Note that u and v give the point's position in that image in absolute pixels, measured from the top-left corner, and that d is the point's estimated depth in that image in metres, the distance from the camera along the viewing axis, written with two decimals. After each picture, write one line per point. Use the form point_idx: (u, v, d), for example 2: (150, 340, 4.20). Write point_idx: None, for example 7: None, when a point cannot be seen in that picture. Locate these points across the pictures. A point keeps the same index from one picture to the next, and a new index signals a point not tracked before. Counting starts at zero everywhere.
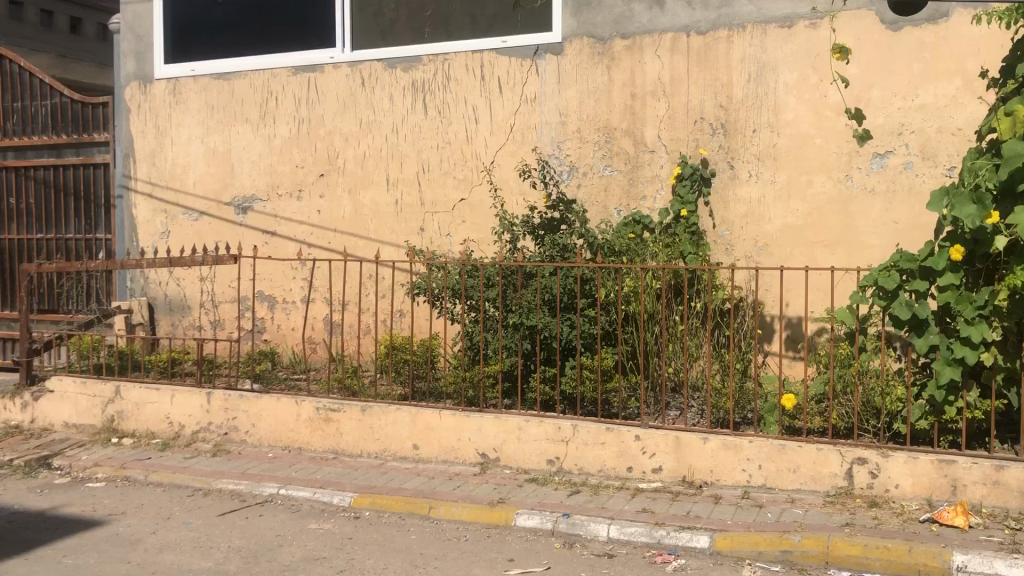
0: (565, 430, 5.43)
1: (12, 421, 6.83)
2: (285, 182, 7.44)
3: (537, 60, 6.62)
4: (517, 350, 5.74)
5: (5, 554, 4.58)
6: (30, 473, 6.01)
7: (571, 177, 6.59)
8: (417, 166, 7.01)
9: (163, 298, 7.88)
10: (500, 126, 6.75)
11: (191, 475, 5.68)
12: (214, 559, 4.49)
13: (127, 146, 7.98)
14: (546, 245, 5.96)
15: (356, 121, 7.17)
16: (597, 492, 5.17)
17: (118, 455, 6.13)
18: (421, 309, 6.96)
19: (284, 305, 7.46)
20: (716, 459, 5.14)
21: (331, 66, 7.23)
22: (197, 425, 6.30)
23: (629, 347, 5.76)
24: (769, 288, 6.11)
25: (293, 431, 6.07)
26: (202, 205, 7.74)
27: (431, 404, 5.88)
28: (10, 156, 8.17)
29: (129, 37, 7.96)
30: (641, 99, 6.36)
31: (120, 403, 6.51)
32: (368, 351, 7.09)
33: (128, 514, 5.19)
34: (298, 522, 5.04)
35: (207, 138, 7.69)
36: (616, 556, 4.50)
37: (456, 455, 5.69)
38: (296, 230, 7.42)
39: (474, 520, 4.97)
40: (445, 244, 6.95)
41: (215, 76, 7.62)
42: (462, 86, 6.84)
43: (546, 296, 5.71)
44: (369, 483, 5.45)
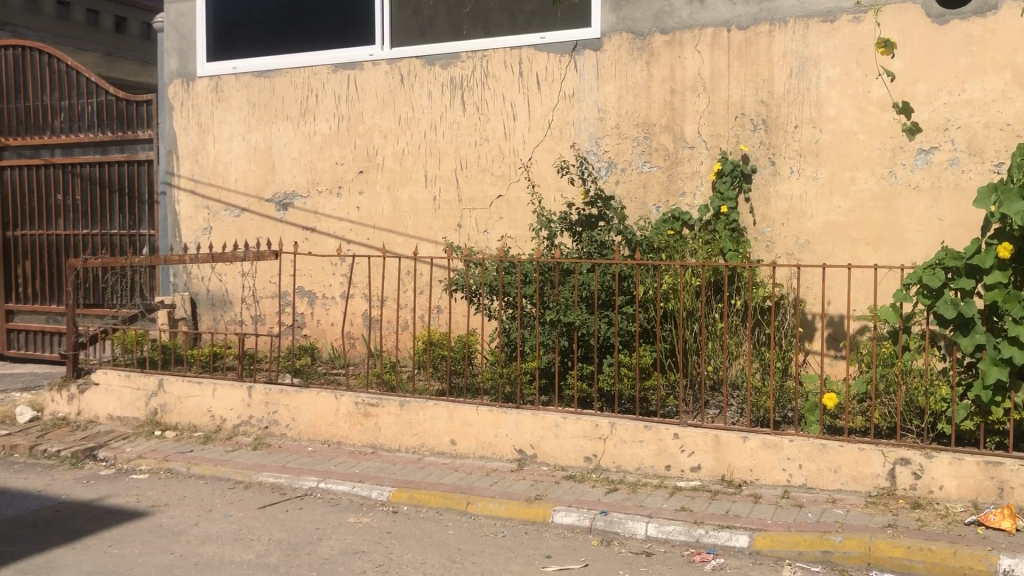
0: (602, 427, 5.41)
1: (59, 413, 6.97)
2: (324, 179, 7.50)
3: (576, 56, 6.60)
4: (554, 347, 5.72)
5: (53, 543, 4.67)
6: (76, 464, 6.13)
7: (609, 173, 6.55)
8: (456, 162, 7.03)
9: (205, 293, 7.97)
10: (538, 123, 6.74)
11: (231, 468, 5.76)
12: (255, 551, 4.54)
13: (170, 143, 8.05)
14: (583, 241, 5.94)
15: (395, 118, 7.21)
16: (635, 490, 5.14)
17: (162, 448, 6.23)
18: (459, 305, 6.99)
19: (323, 301, 7.52)
20: (756, 458, 5.10)
21: (370, 63, 7.28)
22: (238, 418, 6.38)
23: (667, 344, 5.73)
24: (811, 286, 6.04)
25: (332, 425, 6.14)
26: (243, 202, 7.83)
27: (469, 400, 5.89)
28: (58, 154, 8.47)
29: (172, 35, 8.06)
30: (681, 94, 6.32)
31: (163, 396, 6.61)
32: (406, 346, 7.14)
33: (171, 506, 5.27)
34: (337, 516, 5.08)
35: (248, 135, 7.77)
36: (654, 554, 4.48)
37: (493, 451, 5.70)
38: (335, 226, 7.48)
39: (512, 515, 4.97)
40: (483, 241, 6.95)
41: (256, 73, 7.70)
42: (500, 82, 6.84)
43: (584, 293, 5.70)
44: (407, 478, 5.48)
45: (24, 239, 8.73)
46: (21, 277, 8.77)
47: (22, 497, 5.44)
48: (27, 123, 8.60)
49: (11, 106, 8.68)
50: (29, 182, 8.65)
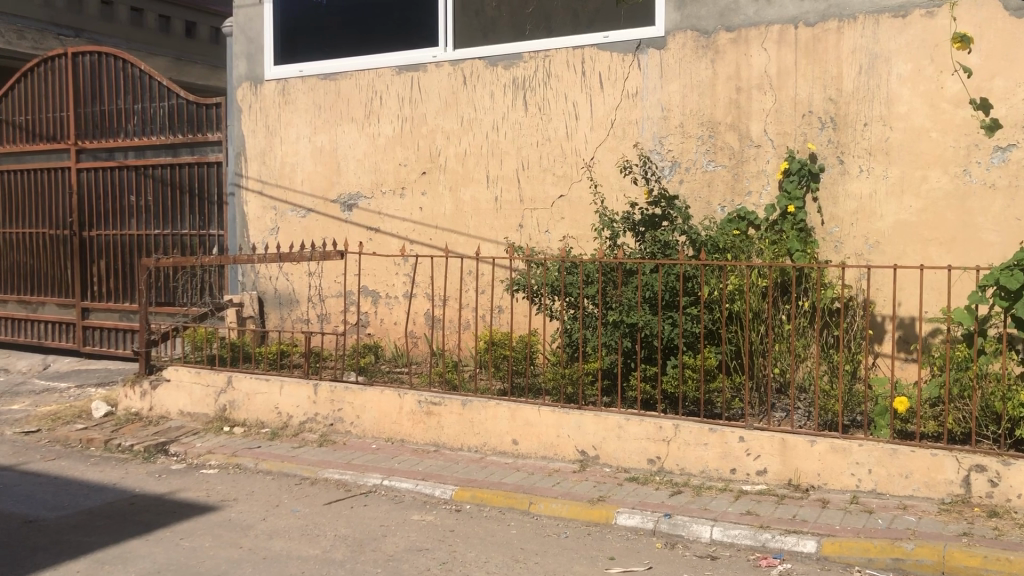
0: (666, 429, 5.37)
1: (133, 407, 7.18)
2: (388, 179, 7.58)
3: (640, 55, 6.55)
4: (617, 348, 5.69)
5: (129, 535, 4.81)
6: (148, 458, 6.29)
7: (673, 173, 6.49)
8: (518, 163, 7.04)
9: (273, 292, 8.12)
10: (600, 122, 6.71)
11: (298, 464, 5.85)
12: (321, 547, 4.61)
13: (238, 144, 8.22)
14: (646, 242, 5.89)
15: (458, 119, 7.25)
16: (700, 493, 5.09)
17: (231, 443, 6.36)
18: (521, 306, 7.00)
19: (387, 300, 7.62)
20: (824, 462, 5.00)
21: (433, 65, 7.33)
22: (304, 415, 6.49)
23: (733, 346, 5.66)
24: (881, 288, 5.91)
25: (395, 423, 6.20)
26: (309, 202, 7.95)
27: (531, 400, 5.89)
28: (132, 156, 8.72)
29: (241, 40, 8.23)
30: (746, 93, 6.23)
31: (232, 393, 6.76)
32: (468, 346, 7.18)
33: (239, 501, 5.38)
34: (401, 513, 5.12)
35: (314, 137, 7.89)
36: (719, 558, 4.42)
37: (555, 451, 5.70)
38: (399, 227, 7.56)
39: (575, 516, 4.96)
40: (545, 241, 6.95)
41: (322, 76, 7.81)
42: (563, 82, 6.82)
43: (647, 294, 5.65)
44: (470, 477, 5.51)
45: (99, 239, 9.00)
46: (96, 276, 9.05)
47: (97, 490, 5.61)
48: (102, 126, 8.88)
49: (87, 110, 8.97)
50: (103, 183, 8.92)
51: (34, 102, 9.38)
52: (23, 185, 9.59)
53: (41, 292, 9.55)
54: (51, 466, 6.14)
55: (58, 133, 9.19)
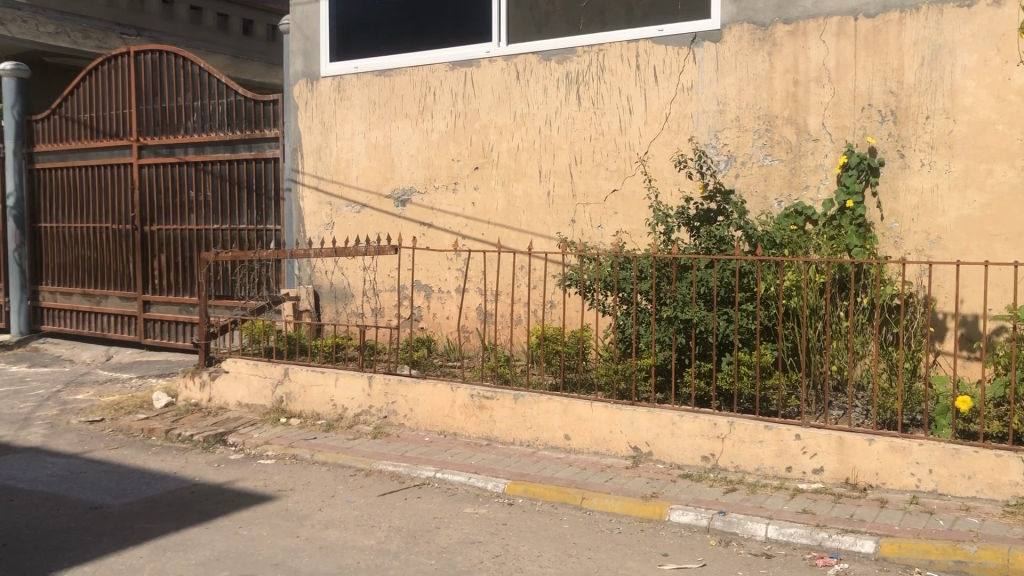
0: (721, 426, 5.32)
1: (192, 398, 7.33)
2: (441, 175, 7.62)
3: (695, 48, 6.49)
4: (671, 344, 5.64)
5: (189, 522, 4.92)
6: (208, 448, 6.42)
7: (729, 167, 6.43)
8: (571, 157, 7.02)
9: (328, 286, 8.22)
10: (655, 116, 6.66)
11: (352, 456, 5.93)
12: (376, 538, 4.66)
13: (295, 141, 8.32)
14: (701, 237, 5.83)
15: (511, 114, 7.26)
16: (755, 491, 5.04)
17: (287, 434, 6.46)
18: (573, 301, 6.99)
19: (439, 294, 7.67)
20: (882, 461, 4.91)
21: (487, 60, 7.35)
22: (359, 407, 6.57)
23: (790, 343, 5.59)
24: (943, 284, 5.79)
25: (448, 416, 6.25)
26: (364, 198, 8.03)
27: (583, 395, 5.89)
28: (191, 152, 8.89)
29: (297, 37, 8.35)
30: (804, 86, 6.13)
31: (289, 384, 6.86)
32: (519, 341, 7.19)
33: (296, 491, 5.46)
34: (455, 505, 5.16)
35: (369, 133, 7.97)
36: (774, 556, 4.38)
37: (607, 447, 5.68)
38: (452, 222, 7.60)
39: (628, 512, 4.95)
40: (597, 236, 6.92)
41: (377, 72, 7.88)
42: (617, 76, 6.79)
43: (702, 290, 5.60)
44: (522, 471, 5.52)
45: (159, 234, 9.21)
46: (157, 270, 9.26)
47: (159, 478, 5.74)
48: (163, 123, 9.09)
49: (149, 108, 9.18)
50: (164, 178, 9.12)
51: (98, 100, 9.62)
52: (86, 181, 9.84)
53: (104, 285, 9.80)
54: (114, 455, 6.30)
55: (121, 130, 9.42)
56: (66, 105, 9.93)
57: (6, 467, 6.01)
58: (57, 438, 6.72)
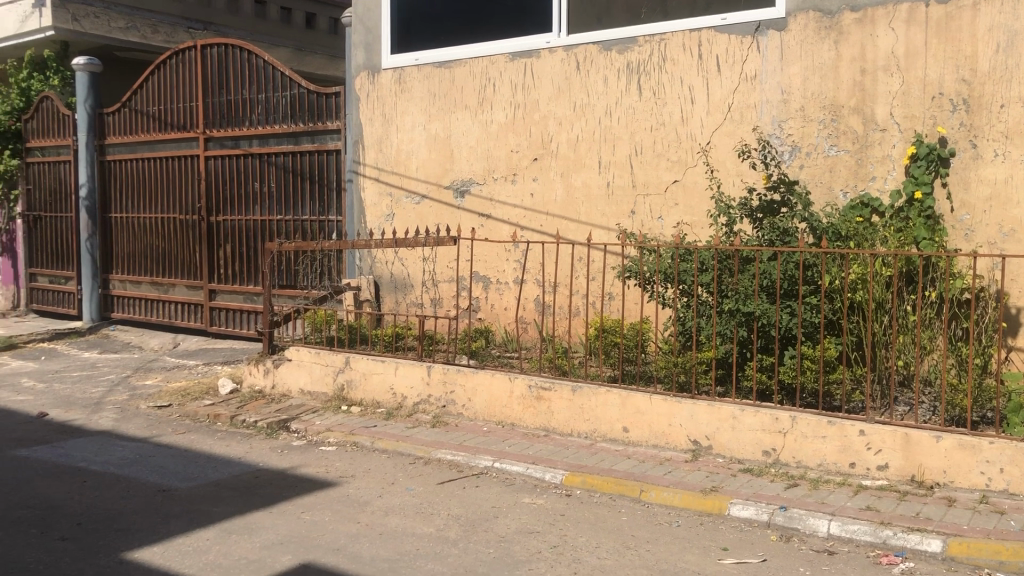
0: (782, 421, 5.24)
1: (256, 385, 7.49)
2: (500, 166, 7.64)
3: (759, 37, 6.39)
4: (732, 337, 5.58)
5: (254, 506, 5.03)
6: (271, 434, 6.55)
7: (793, 157, 6.32)
8: (631, 148, 6.98)
9: (388, 276, 8.31)
10: (717, 106, 6.58)
11: (412, 444, 5.99)
12: (435, 525, 4.71)
13: (356, 133, 8.41)
14: (764, 229, 5.74)
15: (571, 105, 7.23)
16: (817, 487, 4.96)
17: (349, 422, 6.56)
18: (633, 293, 6.95)
19: (497, 286, 7.70)
20: (950, 459, 4.80)
21: (546, 50, 7.34)
22: (418, 396, 6.64)
23: (854, 337, 5.49)
24: (1017, 277, 5.62)
25: (506, 407, 6.27)
26: (423, 189, 8.09)
27: (642, 388, 5.85)
28: (256, 144, 9.06)
29: (360, 29, 8.43)
30: (872, 74, 5.99)
31: (350, 372, 6.97)
32: (578, 333, 7.18)
33: (357, 477, 5.55)
34: (513, 495, 5.19)
35: (429, 125, 8.02)
36: (836, 553, 4.31)
37: (666, 440, 5.65)
38: (510, 213, 7.61)
39: (687, 506, 4.92)
40: (658, 227, 6.86)
41: (437, 64, 7.93)
42: (679, 66, 6.72)
43: (764, 282, 5.53)
44: (580, 462, 5.52)
45: (225, 224, 9.41)
46: (223, 260, 9.47)
47: (224, 463, 5.88)
48: (229, 116, 9.28)
49: (216, 100, 9.38)
50: (230, 170, 9.30)
51: (166, 93, 9.85)
52: (154, 172, 10.09)
53: (171, 274, 10.05)
54: (181, 439, 6.47)
55: (188, 122, 9.64)
56: (137, 98, 10.19)
57: (80, 449, 6.22)
58: (127, 422, 6.93)
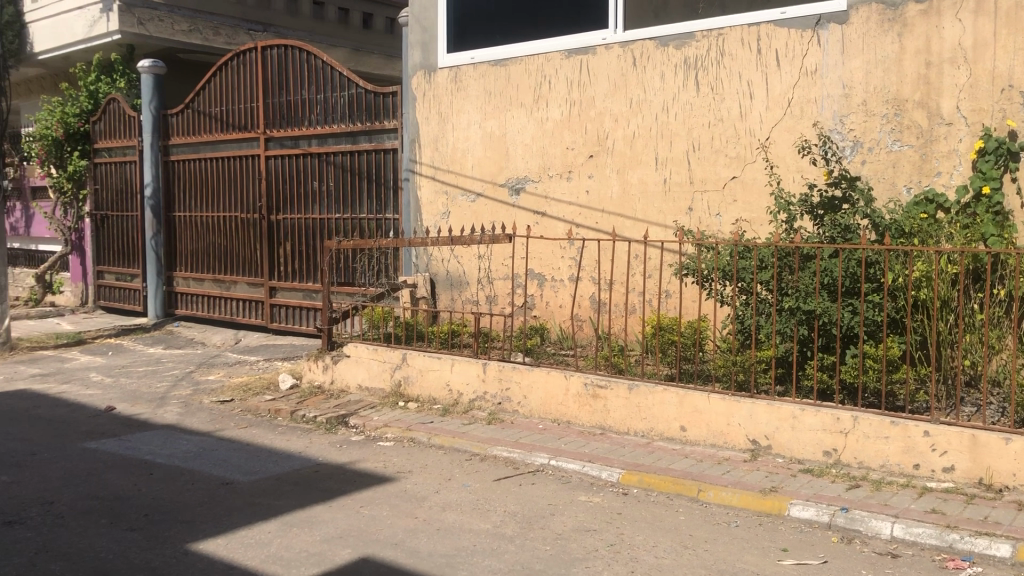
0: (844, 421, 5.16)
1: (316, 381, 7.61)
2: (556, 163, 7.63)
3: (819, 31, 6.28)
4: (793, 335, 5.51)
5: (314, 500, 5.11)
6: (330, 429, 6.64)
7: (855, 153, 6.21)
8: (688, 144, 6.92)
9: (444, 274, 8.37)
10: (776, 101, 6.49)
11: (468, 441, 6.03)
12: (492, 522, 4.73)
13: (413, 132, 8.48)
14: (825, 226, 5.66)
15: (627, 101, 7.20)
16: (879, 488, 4.87)
17: (406, 418, 6.62)
18: (690, 291, 6.90)
19: (553, 283, 7.70)
20: (1020, 462, 4.66)
21: (603, 47, 7.30)
22: (474, 393, 6.68)
23: (918, 336, 5.37)
24: None
25: (562, 405, 6.27)
26: (479, 187, 8.12)
27: (700, 387, 5.80)
28: (314, 144, 9.20)
29: (416, 29, 8.50)
30: (938, 67, 5.85)
31: (407, 369, 7.04)
32: (634, 331, 7.14)
33: (414, 473, 5.60)
34: (569, 493, 5.19)
35: (485, 123, 8.05)
36: (900, 556, 4.22)
37: (725, 440, 5.60)
38: (566, 210, 7.60)
39: (746, 506, 4.87)
40: (716, 224, 6.79)
41: (493, 62, 7.95)
42: (737, 61, 6.65)
43: (826, 280, 5.44)
44: (637, 461, 5.50)
45: (285, 223, 9.57)
46: (282, 257, 9.63)
47: (286, 457, 5.99)
48: (288, 116, 9.42)
49: (275, 101, 9.54)
50: (290, 169, 9.46)
51: (227, 94, 10.05)
52: (216, 171, 10.30)
53: (233, 272, 10.26)
54: (243, 433, 6.60)
55: (249, 123, 9.82)
56: (199, 99, 10.42)
57: (146, 442, 6.38)
58: (191, 417, 7.09)
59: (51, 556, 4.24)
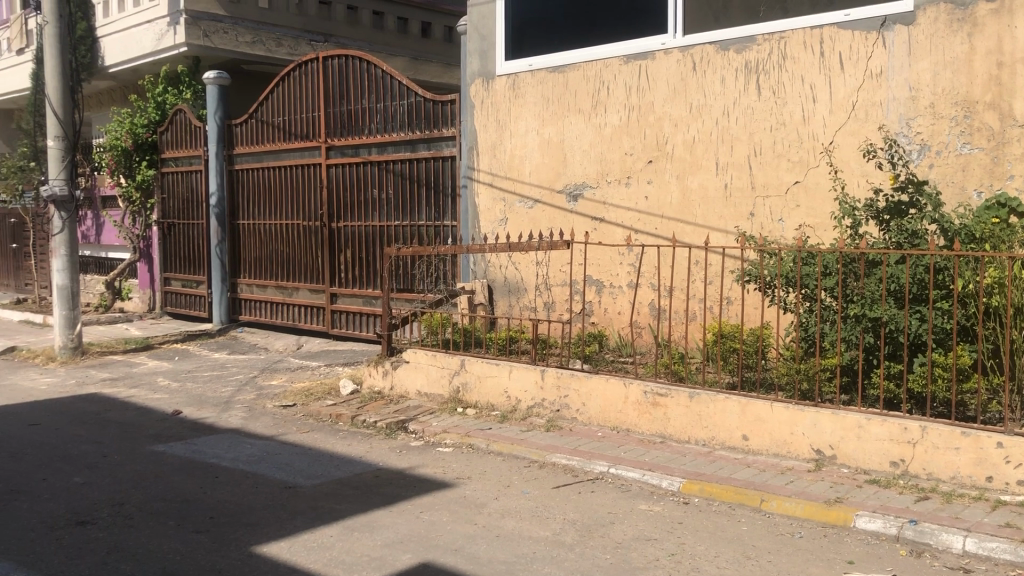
0: (912, 431, 5.03)
1: (376, 386, 7.69)
2: (614, 169, 7.60)
3: (885, 32, 6.16)
4: (858, 343, 5.40)
5: (376, 505, 5.16)
6: (390, 434, 6.71)
7: (922, 156, 6.06)
8: (749, 149, 6.83)
9: (502, 280, 8.38)
10: (840, 105, 6.37)
11: (527, 447, 6.04)
12: (551, 529, 4.72)
13: (471, 140, 8.52)
14: (891, 231, 5.54)
15: (687, 106, 7.14)
16: (950, 501, 4.74)
17: (464, 424, 6.65)
18: (752, 298, 6.81)
19: (611, 289, 7.66)
20: None
21: (662, 52, 7.26)
22: (532, 400, 6.68)
23: (990, 344, 5.19)
24: None
25: (621, 412, 6.24)
26: (537, 194, 8.13)
27: (762, 395, 5.73)
28: (374, 152, 9.31)
29: (474, 37, 8.56)
30: (1010, 67, 5.67)
31: (465, 375, 7.08)
32: (695, 338, 7.07)
33: (473, 479, 5.62)
34: (629, 502, 5.15)
35: (543, 130, 8.06)
36: (973, 571, 4.10)
37: (788, 449, 5.50)
38: (624, 216, 7.56)
39: (810, 517, 4.78)
40: (778, 230, 6.69)
41: (551, 69, 7.96)
42: (799, 65, 6.55)
43: (892, 287, 5.32)
44: (698, 470, 5.44)
45: (345, 230, 9.69)
46: (343, 264, 9.76)
47: (346, 462, 6.06)
48: (349, 125, 9.55)
49: (336, 110, 9.68)
50: (350, 177, 9.58)
51: (290, 104, 10.23)
52: (279, 179, 10.49)
53: (295, 279, 10.43)
54: (305, 438, 6.70)
55: (311, 132, 9.98)
56: (262, 109, 10.62)
57: (212, 446, 6.52)
58: (255, 421, 7.22)
59: (121, 555, 4.35)
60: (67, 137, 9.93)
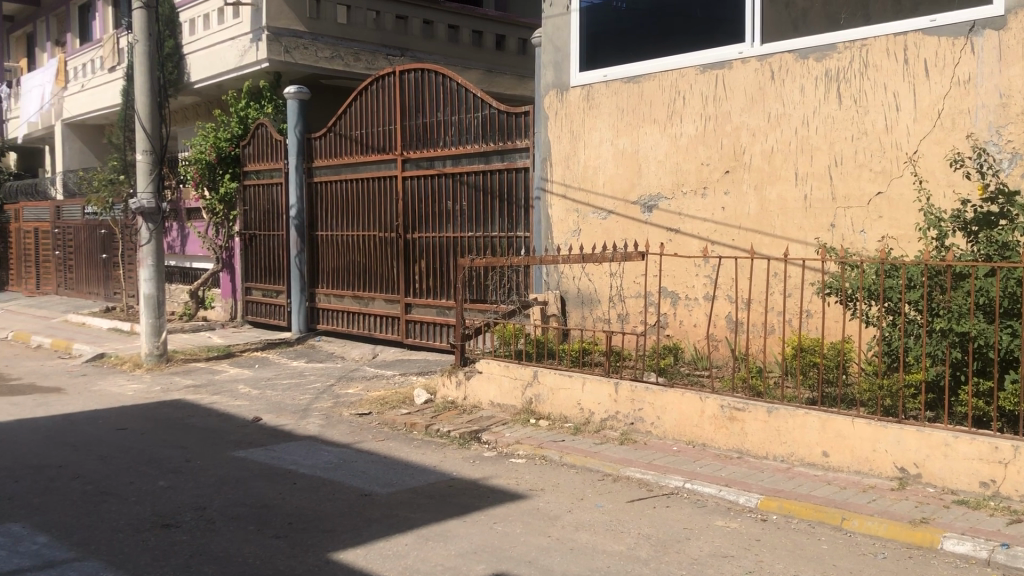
0: (1003, 450, 4.83)
1: (449, 396, 7.75)
2: (690, 180, 7.53)
3: (973, 37, 5.96)
4: (944, 358, 5.23)
5: (450, 515, 5.19)
6: (464, 444, 6.74)
7: (1013, 165, 5.82)
8: (830, 159, 6.69)
9: (575, 292, 8.37)
10: (926, 113, 6.19)
11: (601, 461, 6.00)
12: (625, 544, 4.68)
13: (545, 151, 8.55)
14: (980, 243, 5.36)
15: (765, 115, 7.03)
16: None
17: (537, 435, 6.65)
18: (832, 311, 6.65)
19: (686, 301, 7.58)
20: None
21: (739, 61, 7.17)
22: (605, 413, 6.64)
23: None
24: None
25: (697, 426, 6.15)
26: (610, 205, 8.10)
27: (844, 411, 5.58)
28: (449, 164, 9.41)
29: (549, 49, 8.60)
30: None
31: (538, 386, 7.08)
32: (773, 352, 6.94)
33: (547, 491, 5.61)
34: (705, 518, 5.07)
35: (617, 140, 8.03)
36: None
37: (870, 467, 5.35)
38: (700, 227, 7.48)
39: (894, 537, 4.64)
40: (860, 242, 6.53)
41: (625, 80, 7.94)
42: (882, 72, 6.39)
43: (981, 300, 5.14)
44: (776, 486, 5.33)
45: (420, 241, 9.81)
46: (418, 274, 9.88)
47: (420, 470, 6.11)
48: (425, 138, 9.68)
49: (412, 123, 9.82)
50: (426, 188, 9.70)
51: (367, 117, 10.42)
52: (356, 191, 10.68)
53: (371, 289, 10.58)
54: (380, 446, 6.79)
55: (387, 144, 10.14)
56: (341, 123, 10.84)
57: (291, 453, 6.65)
58: (331, 429, 7.34)
59: (204, 558, 4.46)
60: (155, 151, 10.29)
